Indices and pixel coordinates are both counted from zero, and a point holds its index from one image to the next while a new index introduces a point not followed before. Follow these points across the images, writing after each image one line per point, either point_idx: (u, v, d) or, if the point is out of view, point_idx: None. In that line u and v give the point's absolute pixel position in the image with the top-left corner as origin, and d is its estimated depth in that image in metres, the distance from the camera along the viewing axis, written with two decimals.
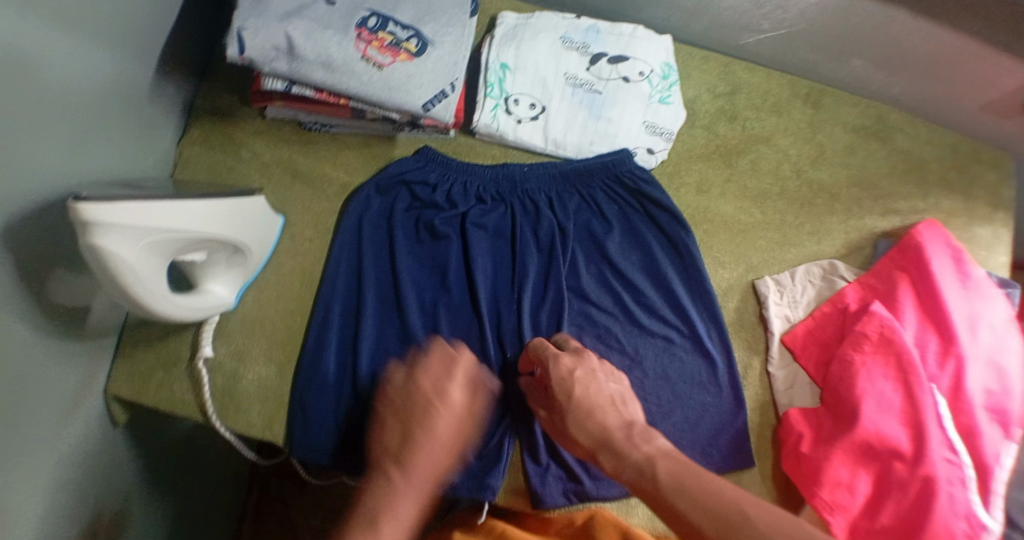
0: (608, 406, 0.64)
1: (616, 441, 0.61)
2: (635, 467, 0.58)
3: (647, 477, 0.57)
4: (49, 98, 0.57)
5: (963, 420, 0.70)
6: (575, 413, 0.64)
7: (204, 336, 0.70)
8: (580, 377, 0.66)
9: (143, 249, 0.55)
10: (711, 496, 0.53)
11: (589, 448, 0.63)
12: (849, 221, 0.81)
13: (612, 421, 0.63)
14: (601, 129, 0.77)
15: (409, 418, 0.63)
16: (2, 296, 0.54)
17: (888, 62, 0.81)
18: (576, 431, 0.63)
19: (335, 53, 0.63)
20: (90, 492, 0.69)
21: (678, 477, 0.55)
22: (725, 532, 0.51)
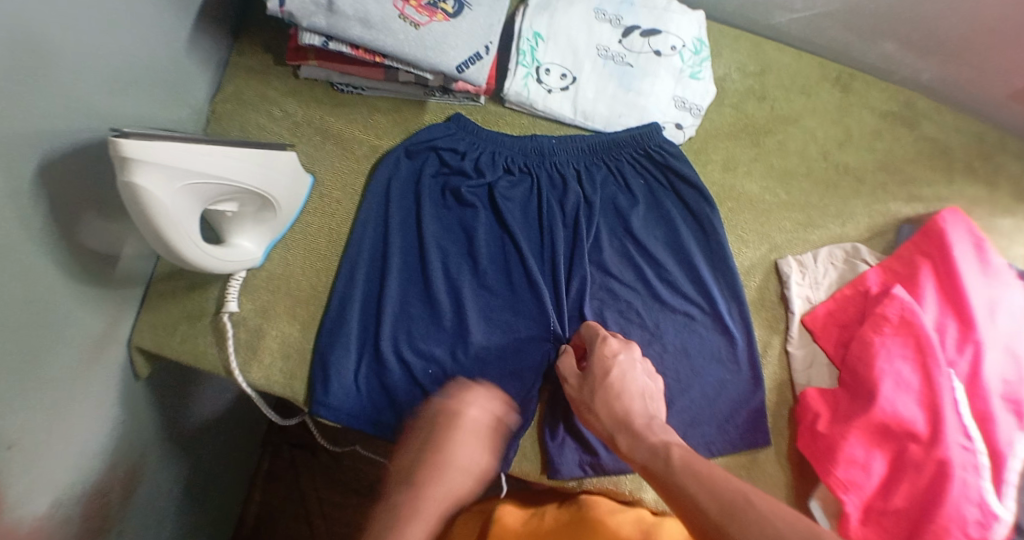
0: (636, 396, 0.64)
1: (636, 426, 0.61)
2: (649, 449, 0.58)
3: (659, 459, 0.57)
4: (92, 38, 0.57)
5: (979, 405, 0.70)
6: (604, 389, 0.64)
7: (230, 291, 0.70)
8: (622, 361, 0.66)
9: (179, 192, 0.55)
10: (712, 481, 0.52)
11: (605, 426, 0.63)
12: (874, 205, 0.81)
13: (636, 411, 0.63)
14: (631, 102, 0.77)
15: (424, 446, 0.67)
16: (34, 229, 0.54)
17: (920, 45, 0.81)
18: (598, 405, 0.64)
19: (373, 10, 0.64)
20: (110, 438, 0.70)
21: (688, 461, 0.55)
22: (726, 515, 0.50)
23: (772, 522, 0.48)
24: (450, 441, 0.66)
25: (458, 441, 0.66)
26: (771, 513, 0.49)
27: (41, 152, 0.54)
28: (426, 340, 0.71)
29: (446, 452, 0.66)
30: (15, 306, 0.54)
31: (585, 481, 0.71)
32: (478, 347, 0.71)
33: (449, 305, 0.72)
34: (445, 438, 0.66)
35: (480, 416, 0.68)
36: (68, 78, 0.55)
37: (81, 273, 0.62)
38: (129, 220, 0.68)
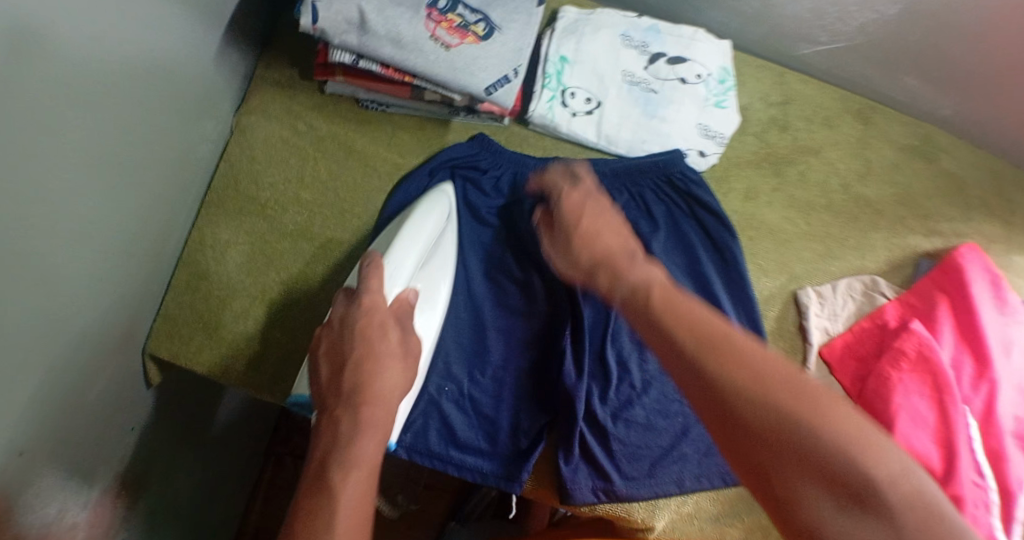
0: (607, 230, 0.56)
1: (615, 259, 0.52)
2: (629, 286, 0.49)
3: (638, 298, 0.47)
4: (124, 45, 0.57)
5: (991, 443, 0.70)
6: (578, 230, 0.57)
7: (393, 272, 0.63)
8: (588, 208, 0.59)
9: (443, 211, 0.71)
10: (699, 317, 0.44)
11: (585, 269, 0.55)
12: (892, 239, 0.81)
13: (617, 245, 0.54)
14: (655, 128, 0.77)
15: (338, 353, 0.56)
16: (54, 244, 0.54)
17: (940, 81, 0.82)
18: (576, 250, 0.55)
19: (404, 30, 0.65)
20: (115, 449, 0.68)
21: (667, 295, 0.47)
22: (710, 352, 0.42)
23: (753, 353, 0.42)
24: (369, 357, 0.55)
25: (383, 366, 0.55)
26: (757, 353, 0.41)
27: (66, 168, 0.54)
28: (446, 359, 0.72)
29: (361, 361, 0.55)
30: (33, 319, 0.53)
31: (599, 506, 0.70)
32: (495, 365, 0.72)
33: (469, 325, 0.73)
34: (369, 354, 0.55)
35: (397, 336, 0.58)
36: (101, 82, 0.55)
37: (100, 282, 0.61)
38: (148, 231, 0.67)
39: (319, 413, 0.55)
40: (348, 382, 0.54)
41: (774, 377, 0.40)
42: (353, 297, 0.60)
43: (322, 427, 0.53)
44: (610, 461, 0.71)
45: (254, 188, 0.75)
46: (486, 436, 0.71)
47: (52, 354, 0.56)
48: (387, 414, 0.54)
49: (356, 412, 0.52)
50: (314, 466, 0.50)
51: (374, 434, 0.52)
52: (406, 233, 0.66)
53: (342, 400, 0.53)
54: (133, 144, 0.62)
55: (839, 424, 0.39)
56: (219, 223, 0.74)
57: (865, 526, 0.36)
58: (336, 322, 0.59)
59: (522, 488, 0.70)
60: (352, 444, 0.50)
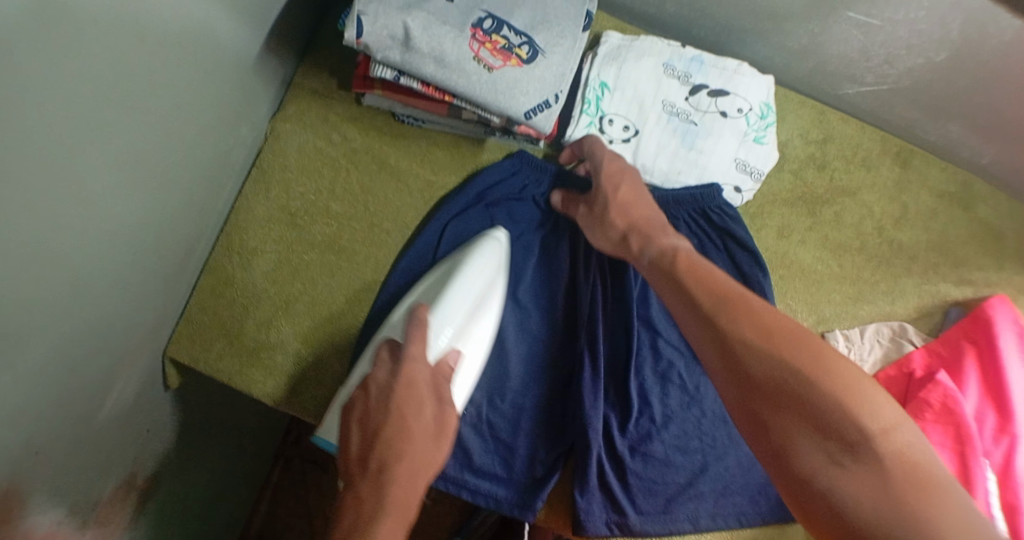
0: (644, 199, 0.67)
1: (650, 226, 0.64)
2: (659, 250, 0.60)
3: (667, 264, 0.58)
4: (170, 45, 0.56)
5: (1008, 496, 0.69)
6: (617, 197, 0.67)
7: (438, 329, 0.64)
8: (621, 173, 0.69)
9: (491, 265, 0.69)
10: (716, 281, 0.54)
11: (620, 232, 0.65)
12: (924, 285, 0.80)
13: (649, 214, 0.65)
14: (692, 159, 0.76)
15: (375, 424, 0.57)
16: (83, 249, 0.53)
17: (982, 129, 0.81)
18: (614, 216, 0.66)
19: (449, 49, 0.64)
20: (129, 452, 0.68)
21: (692, 265, 0.56)
22: (722, 308, 0.51)
23: (766, 318, 0.49)
24: (402, 437, 0.56)
25: (413, 447, 0.56)
26: (764, 312, 0.49)
27: (102, 173, 0.53)
28: None
29: (396, 435, 0.56)
30: (55, 323, 0.53)
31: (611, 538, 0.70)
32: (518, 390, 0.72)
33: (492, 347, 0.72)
34: (404, 432, 0.56)
35: (432, 414, 0.58)
36: (144, 82, 0.54)
37: (125, 284, 0.61)
38: (177, 234, 0.67)
39: (345, 483, 0.55)
40: (377, 459, 0.55)
41: (784, 345, 0.47)
42: (394, 363, 0.60)
43: (346, 504, 0.53)
44: (625, 493, 0.70)
45: (285, 197, 0.74)
46: (502, 461, 0.70)
47: (72, 355, 0.56)
48: (414, 494, 0.54)
49: (383, 493, 0.53)
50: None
51: (396, 523, 0.52)
52: (452, 291, 0.66)
53: (370, 478, 0.54)
54: (169, 146, 0.61)
55: (837, 386, 0.45)
56: (246, 228, 0.73)
57: (849, 476, 0.42)
58: (373, 388, 0.59)
59: (535, 516, 0.69)
60: (375, 526, 0.51)
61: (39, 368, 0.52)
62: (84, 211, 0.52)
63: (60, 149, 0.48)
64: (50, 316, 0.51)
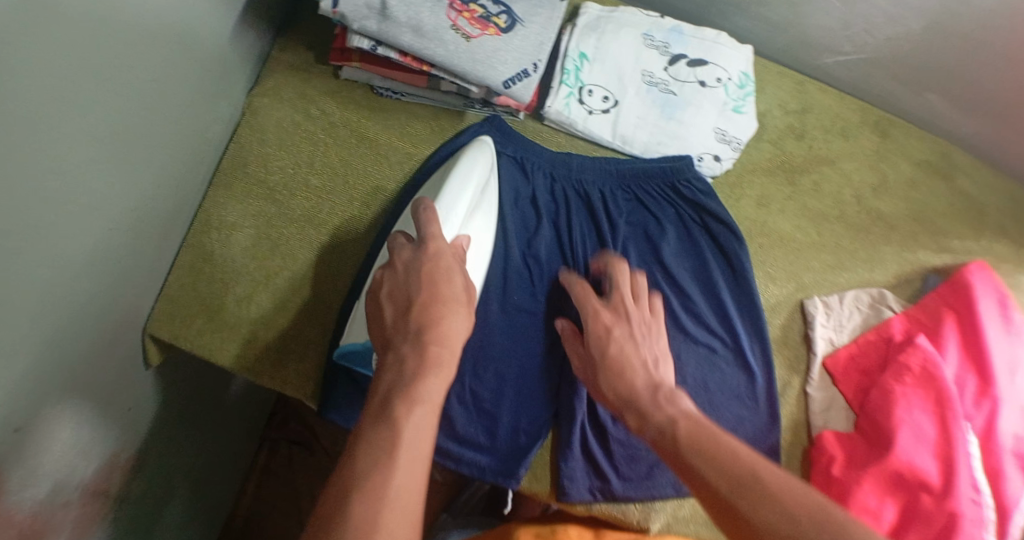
0: (644, 364, 0.61)
1: (641, 401, 0.58)
2: (657, 426, 0.55)
3: (666, 433, 0.54)
4: (143, 15, 0.56)
5: (990, 460, 0.71)
6: (607, 368, 0.62)
7: (448, 214, 0.65)
8: (617, 335, 0.64)
9: (486, 158, 0.72)
10: (724, 453, 0.50)
11: (616, 401, 0.60)
12: (903, 253, 0.81)
13: (643, 377, 0.60)
14: (672, 130, 0.77)
15: (406, 295, 0.56)
16: (63, 221, 0.53)
17: (962, 99, 0.82)
18: (605, 387, 0.61)
19: (426, 18, 0.64)
20: (114, 428, 0.68)
21: (695, 431, 0.53)
22: (742, 494, 0.47)
23: (787, 499, 0.46)
24: (436, 300, 0.55)
25: (450, 310, 0.55)
26: (785, 492, 0.46)
27: (80, 145, 0.53)
28: None
29: (431, 302, 0.55)
30: (37, 297, 0.52)
31: (595, 505, 0.71)
32: (501, 362, 0.72)
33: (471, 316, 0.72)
34: (437, 298, 0.55)
35: (463, 280, 0.58)
36: (119, 52, 0.54)
37: (105, 260, 0.61)
38: (156, 209, 0.66)
39: (383, 351, 0.54)
40: (415, 322, 0.54)
41: (811, 528, 0.44)
42: (418, 243, 0.60)
43: (387, 363, 0.52)
44: (608, 461, 0.71)
45: (263, 172, 0.74)
46: (485, 431, 0.70)
47: (55, 331, 0.56)
48: (453, 355, 0.53)
49: (423, 349, 0.52)
50: (377, 398, 0.50)
51: (439, 379, 0.51)
52: (455, 177, 0.68)
53: (409, 338, 0.53)
54: (146, 118, 0.61)
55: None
56: (225, 204, 0.73)
57: None
58: (401, 265, 0.59)
59: (518, 484, 0.70)
60: (421, 381, 0.50)
61: (20, 342, 0.52)
62: (61, 184, 0.52)
63: (40, 117, 0.47)
64: (29, 287, 0.51)
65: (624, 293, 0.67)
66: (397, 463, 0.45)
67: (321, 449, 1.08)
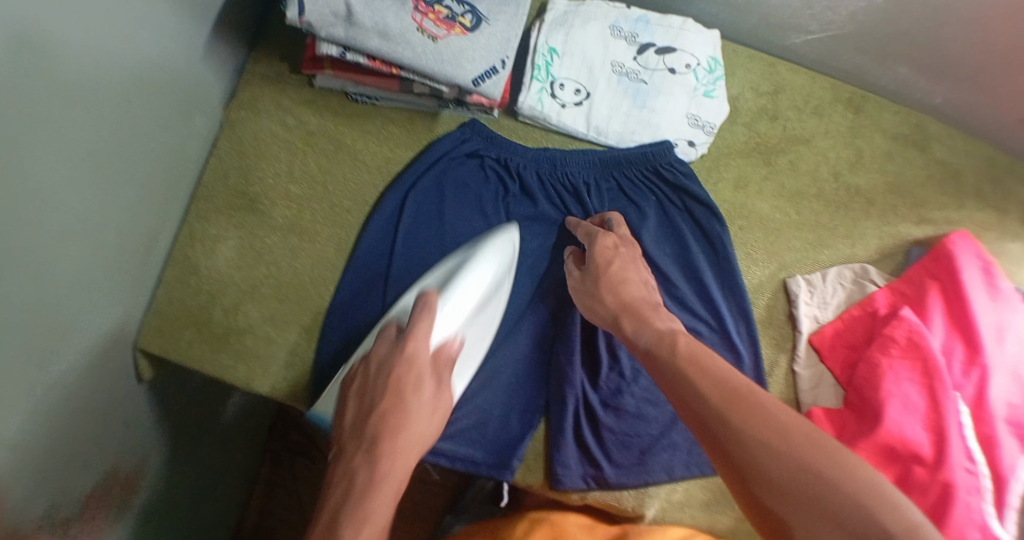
0: (639, 283, 0.66)
1: (641, 308, 0.62)
2: (655, 333, 0.59)
3: (664, 345, 0.57)
4: (118, 32, 0.57)
5: (984, 429, 0.70)
6: (609, 277, 0.66)
7: (443, 321, 0.63)
8: (620, 254, 0.68)
9: (501, 255, 0.69)
10: (719, 370, 0.52)
11: (611, 310, 0.64)
12: (884, 227, 0.81)
13: (641, 295, 0.64)
14: (644, 119, 0.78)
15: (367, 399, 0.58)
16: (54, 239, 0.55)
17: (932, 70, 0.83)
18: (605, 291, 0.65)
19: (392, 22, 0.65)
20: (110, 445, 0.68)
21: (692, 349, 0.55)
22: (733, 402, 0.50)
23: (779, 417, 0.48)
24: (394, 413, 0.57)
25: (409, 421, 0.57)
26: (780, 411, 0.49)
27: (66, 164, 0.54)
28: None
29: (390, 418, 0.57)
30: (34, 315, 0.54)
31: (589, 493, 0.70)
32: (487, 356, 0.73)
33: None
34: (398, 409, 0.57)
35: (430, 390, 0.59)
36: (98, 68, 0.55)
37: (96, 277, 0.61)
38: (140, 225, 0.67)
39: (337, 456, 0.57)
40: (371, 429, 0.57)
41: (801, 444, 0.47)
42: (399, 339, 0.60)
43: (339, 472, 0.55)
44: (600, 448, 0.71)
45: (244, 183, 0.76)
46: (476, 424, 0.70)
47: (52, 348, 0.57)
48: (404, 465, 0.56)
49: (375, 464, 0.54)
50: (327, 510, 0.53)
51: (387, 491, 0.53)
52: (467, 273, 0.65)
53: (363, 448, 0.56)
54: (129, 135, 0.62)
55: (863, 488, 0.44)
56: (208, 217, 0.74)
57: None
58: (373, 361, 0.60)
59: (514, 475, 0.70)
60: (371, 495, 0.53)
61: (19, 357, 0.53)
62: (49, 202, 0.53)
63: (24, 138, 0.49)
64: (25, 305, 0.52)
65: (623, 234, 0.71)
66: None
67: (321, 455, 1.09)
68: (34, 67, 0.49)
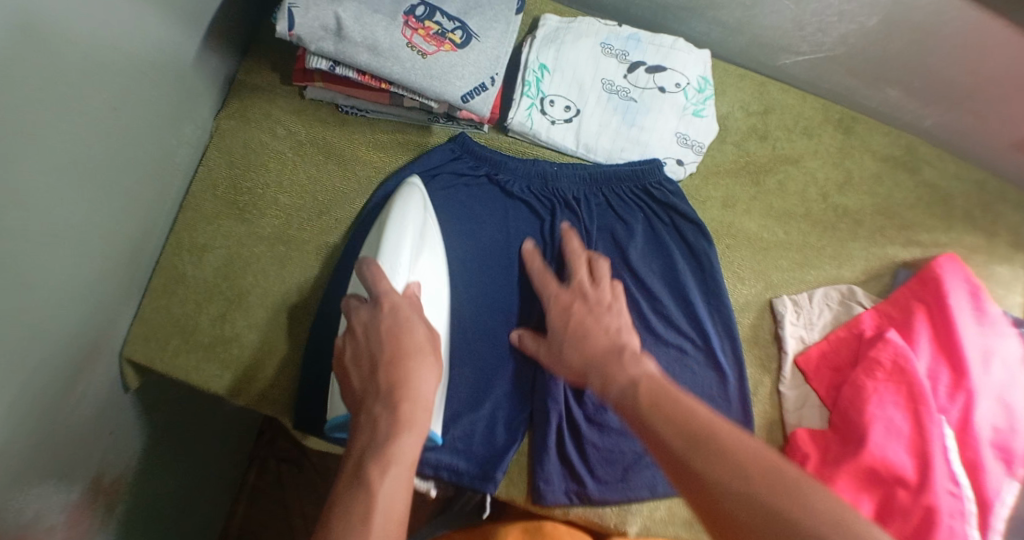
0: (604, 330, 0.63)
1: (603, 361, 0.60)
2: (619, 389, 0.56)
3: (629, 395, 0.54)
4: (112, 44, 0.58)
5: (969, 454, 0.70)
6: (570, 334, 0.64)
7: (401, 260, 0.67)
8: (576, 308, 0.66)
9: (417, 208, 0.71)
10: (681, 413, 0.51)
11: (579, 370, 0.62)
12: (871, 249, 0.82)
13: (605, 345, 0.62)
14: (633, 137, 0.79)
15: (371, 355, 0.58)
16: (45, 250, 0.55)
17: (922, 93, 0.84)
18: (568, 354, 0.63)
19: (381, 37, 0.65)
20: (96, 453, 0.68)
21: (655, 395, 0.53)
22: (692, 445, 0.48)
23: (736, 454, 0.47)
24: (404, 354, 0.58)
25: (416, 365, 0.57)
26: (739, 447, 0.48)
27: (58, 175, 0.55)
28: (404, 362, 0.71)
29: (394, 365, 0.57)
30: (21, 324, 0.54)
31: (572, 510, 0.70)
32: (475, 369, 0.72)
33: None
34: (400, 354, 0.57)
35: (424, 331, 0.60)
36: (92, 80, 0.56)
37: (83, 286, 0.62)
38: (128, 234, 0.67)
39: (356, 411, 0.57)
40: (382, 381, 0.56)
41: (760, 482, 0.46)
42: (374, 304, 0.61)
43: (361, 426, 0.55)
44: (583, 463, 0.71)
45: (234, 191, 0.76)
46: (461, 437, 0.70)
47: (39, 357, 0.57)
48: (424, 412, 0.55)
49: (395, 411, 0.54)
50: (353, 459, 0.53)
51: (412, 432, 0.54)
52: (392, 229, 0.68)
53: (380, 399, 0.55)
54: (119, 145, 0.62)
55: (828, 523, 0.43)
56: (197, 226, 0.74)
57: None
58: (362, 329, 0.60)
59: (497, 489, 0.70)
60: (393, 437, 0.53)
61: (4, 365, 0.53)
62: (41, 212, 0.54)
63: (17, 150, 0.50)
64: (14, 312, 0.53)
65: (581, 278, 0.69)
66: (375, 524, 0.48)
67: (311, 466, 1.08)
68: (23, 76, 0.49)
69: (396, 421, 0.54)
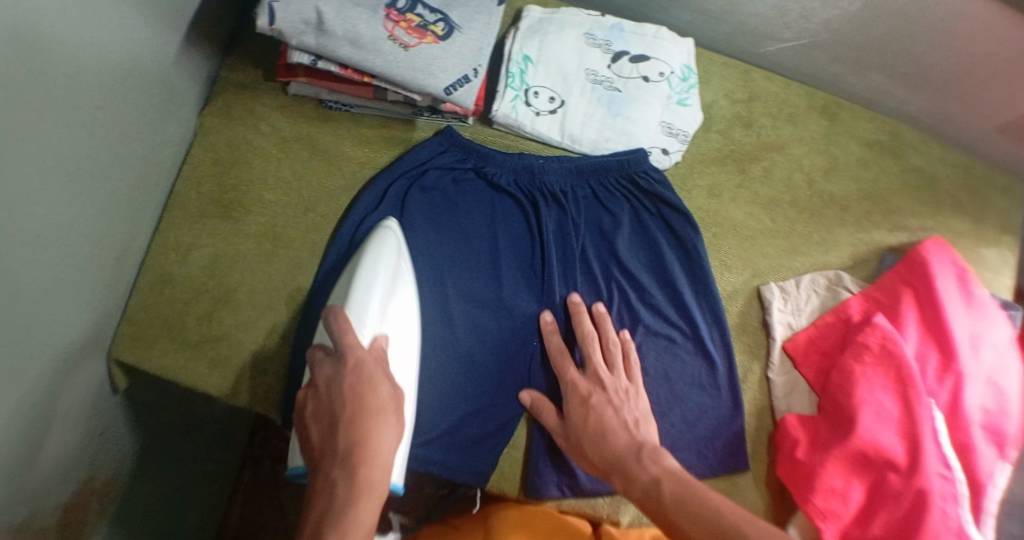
0: (621, 429, 0.65)
1: (626, 462, 0.62)
2: (642, 489, 0.60)
3: (654, 495, 0.59)
4: (96, 42, 0.57)
5: (959, 436, 0.71)
6: (589, 431, 0.66)
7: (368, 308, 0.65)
8: (595, 401, 0.68)
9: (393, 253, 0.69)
10: (708, 512, 0.55)
11: (601, 468, 0.65)
12: (857, 234, 0.82)
13: (623, 444, 0.64)
14: (619, 127, 0.79)
15: (331, 413, 0.59)
16: (33, 248, 0.55)
17: (906, 78, 0.84)
18: (588, 452, 0.65)
19: (362, 30, 0.65)
20: (86, 453, 0.68)
21: (680, 493, 0.58)
22: None
23: None
24: (362, 415, 0.58)
25: (377, 424, 0.58)
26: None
27: (45, 173, 0.55)
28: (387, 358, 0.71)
29: (358, 423, 0.58)
30: (12, 323, 0.54)
31: (564, 501, 0.71)
32: (465, 364, 0.71)
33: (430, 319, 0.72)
34: (363, 412, 0.59)
35: (389, 390, 0.61)
36: (76, 78, 0.56)
37: (70, 285, 0.61)
38: (114, 233, 0.67)
39: (314, 468, 0.59)
40: (342, 443, 0.58)
41: None
42: (335, 356, 0.61)
43: (319, 487, 0.57)
44: None
45: (220, 189, 0.76)
46: (451, 431, 0.70)
47: (29, 357, 0.57)
48: (382, 472, 0.58)
49: (353, 476, 0.56)
50: (311, 523, 0.57)
51: (371, 499, 0.56)
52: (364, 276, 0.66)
53: (336, 462, 0.57)
54: (104, 143, 0.62)
55: None
56: (182, 225, 0.74)
57: None
58: (322, 382, 0.61)
59: (487, 481, 0.70)
60: (352, 506, 0.56)
61: None
62: (28, 210, 0.53)
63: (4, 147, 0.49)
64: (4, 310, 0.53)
65: (599, 364, 0.70)
66: None
67: None
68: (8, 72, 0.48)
69: (355, 492, 0.56)
